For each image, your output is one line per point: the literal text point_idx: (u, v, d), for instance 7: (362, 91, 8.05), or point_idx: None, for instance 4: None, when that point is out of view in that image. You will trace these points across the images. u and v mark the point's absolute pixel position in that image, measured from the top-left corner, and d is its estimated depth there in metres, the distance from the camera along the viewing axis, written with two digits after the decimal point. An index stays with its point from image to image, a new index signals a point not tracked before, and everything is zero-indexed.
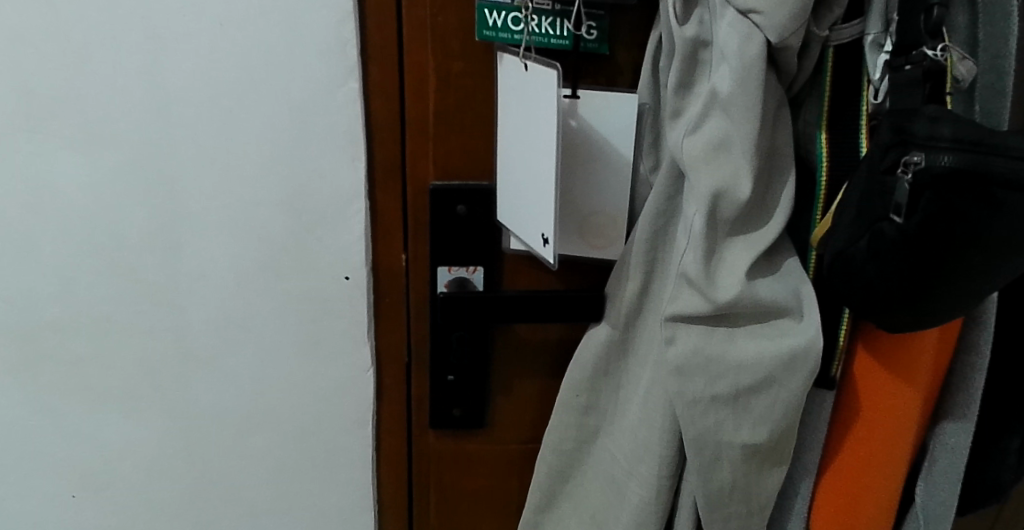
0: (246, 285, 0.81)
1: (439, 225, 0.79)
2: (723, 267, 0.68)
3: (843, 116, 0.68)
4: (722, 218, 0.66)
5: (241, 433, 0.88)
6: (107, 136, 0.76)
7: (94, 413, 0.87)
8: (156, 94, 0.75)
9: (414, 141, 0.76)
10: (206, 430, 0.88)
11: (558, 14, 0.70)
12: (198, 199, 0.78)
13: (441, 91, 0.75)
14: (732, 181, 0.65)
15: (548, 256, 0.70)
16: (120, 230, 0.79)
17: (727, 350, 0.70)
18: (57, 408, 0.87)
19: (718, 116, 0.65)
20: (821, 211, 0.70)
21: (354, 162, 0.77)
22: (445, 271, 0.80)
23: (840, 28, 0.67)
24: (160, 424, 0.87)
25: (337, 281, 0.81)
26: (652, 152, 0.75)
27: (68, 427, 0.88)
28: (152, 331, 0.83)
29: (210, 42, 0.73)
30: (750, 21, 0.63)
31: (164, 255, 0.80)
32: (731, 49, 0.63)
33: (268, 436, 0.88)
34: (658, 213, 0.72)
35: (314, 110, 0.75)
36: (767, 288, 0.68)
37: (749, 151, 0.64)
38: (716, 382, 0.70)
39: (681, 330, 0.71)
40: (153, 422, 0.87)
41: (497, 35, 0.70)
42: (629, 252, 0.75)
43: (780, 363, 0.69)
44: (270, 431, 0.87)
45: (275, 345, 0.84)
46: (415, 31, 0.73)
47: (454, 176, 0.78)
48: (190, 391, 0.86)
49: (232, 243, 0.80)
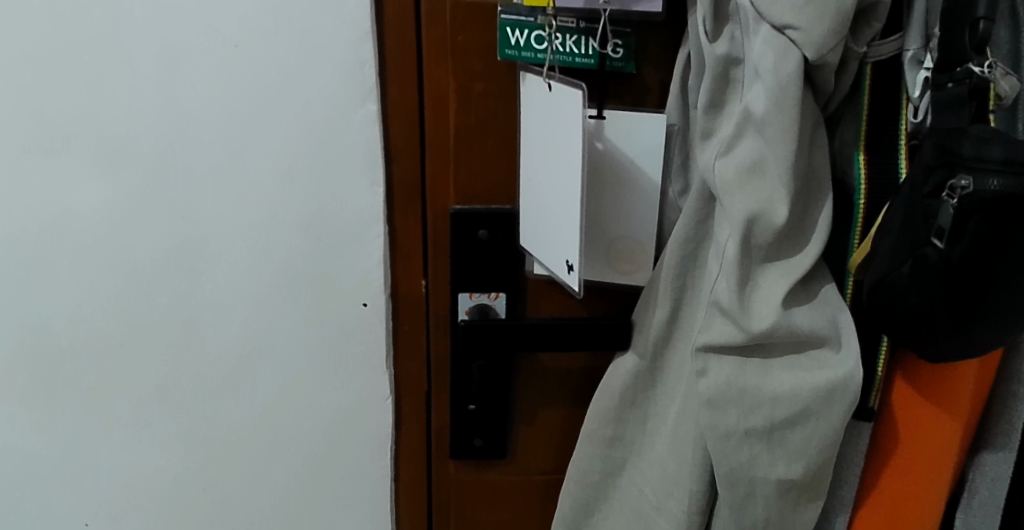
0: (263, 311, 0.79)
1: (460, 250, 0.76)
2: (758, 295, 0.65)
3: (882, 136, 0.65)
4: (757, 244, 0.63)
5: (258, 461, 0.85)
6: (121, 158, 0.74)
7: (107, 441, 0.85)
8: (171, 116, 0.73)
9: (433, 163, 0.74)
10: (224, 459, 0.85)
11: (582, 32, 0.67)
12: (214, 223, 0.76)
13: (461, 113, 0.72)
14: (768, 206, 0.61)
15: (573, 284, 0.67)
16: (134, 254, 0.77)
17: (762, 381, 0.67)
18: (72, 435, 0.85)
19: (752, 136, 0.61)
20: (859, 235, 0.67)
21: (373, 187, 0.74)
22: (467, 297, 0.77)
23: (878, 44, 0.64)
24: (178, 452, 0.85)
25: (355, 307, 0.79)
26: (681, 175, 0.71)
27: (84, 455, 0.86)
28: (169, 357, 0.81)
29: (224, 62, 0.71)
30: (787, 37, 0.59)
31: (182, 279, 0.78)
32: (765, 67, 0.60)
33: (285, 464, 0.85)
34: (688, 237, 0.70)
35: (330, 132, 0.73)
36: (805, 316, 0.64)
37: (785, 174, 0.60)
38: (750, 415, 0.67)
39: (713, 361, 0.68)
40: (167, 449, 0.85)
41: (519, 54, 0.68)
42: (657, 278, 0.72)
43: (817, 395, 0.65)
44: (287, 459, 0.85)
45: (292, 372, 0.81)
46: (435, 50, 0.70)
47: (476, 200, 0.75)
48: (206, 419, 0.84)
49: (249, 267, 0.77)
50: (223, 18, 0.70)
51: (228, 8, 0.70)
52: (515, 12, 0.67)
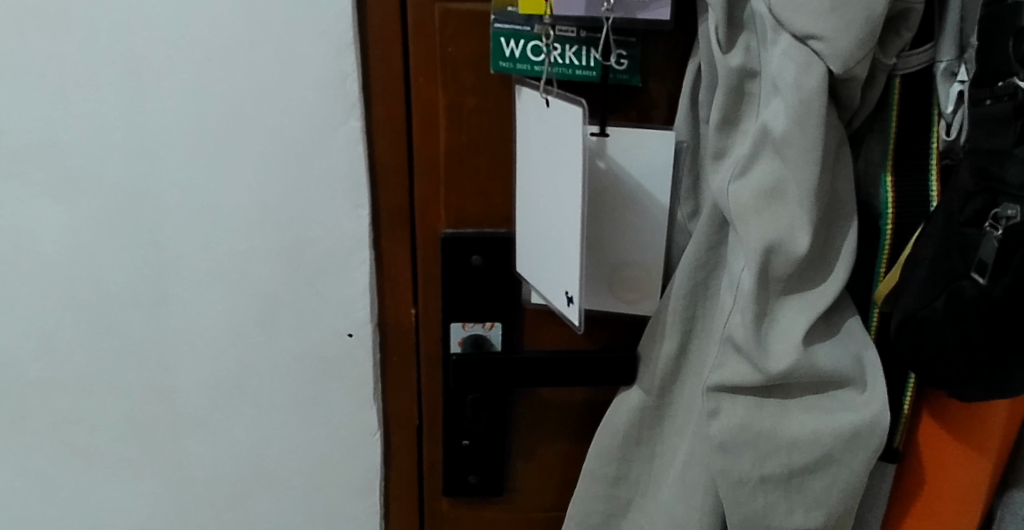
0: (241, 342, 0.74)
1: (452, 277, 0.70)
2: (777, 331, 0.59)
3: (910, 156, 0.59)
4: (775, 276, 0.57)
5: (239, 497, 0.80)
6: (87, 181, 0.69)
7: (80, 477, 0.80)
8: (140, 135, 0.67)
9: (422, 183, 0.68)
10: (205, 494, 0.80)
11: (583, 42, 0.62)
12: (188, 249, 0.71)
13: (453, 131, 0.66)
14: (788, 234, 0.55)
15: (573, 317, 0.62)
16: (103, 281, 0.72)
17: (779, 424, 0.61)
18: (43, 470, 0.80)
19: (770, 158, 0.55)
20: (886, 265, 0.61)
21: (357, 209, 0.69)
22: (459, 327, 0.72)
23: (908, 56, 0.57)
24: (155, 487, 0.80)
25: (340, 338, 0.73)
26: (691, 197, 0.66)
27: (57, 490, 0.81)
28: (144, 388, 0.76)
29: (195, 76, 0.65)
30: (809, 48, 0.52)
31: (157, 307, 0.73)
32: (785, 83, 0.53)
33: (269, 501, 0.80)
34: (698, 265, 0.64)
35: (311, 151, 0.67)
36: (827, 354, 0.59)
37: (807, 201, 0.54)
38: (766, 460, 0.61)
39: (726, 402, 0.61)
40: (143, 485, 0.80)
41: (514, 66, 0.63)
42: (664, 308, 0.67)
43: (840, 440, 0.60)
44: (270, 495, 0.80)
45: (273, 406, 0.76)
46: (424, 63, 0.65)
47: (469, 223, 0.69)
48: (184, 453, 0.79)
49: (226, 295, 0.72)
50: (193, 30, 0.64)
51: (198, 18, 0.64)
52: (511, 21, 0.62)
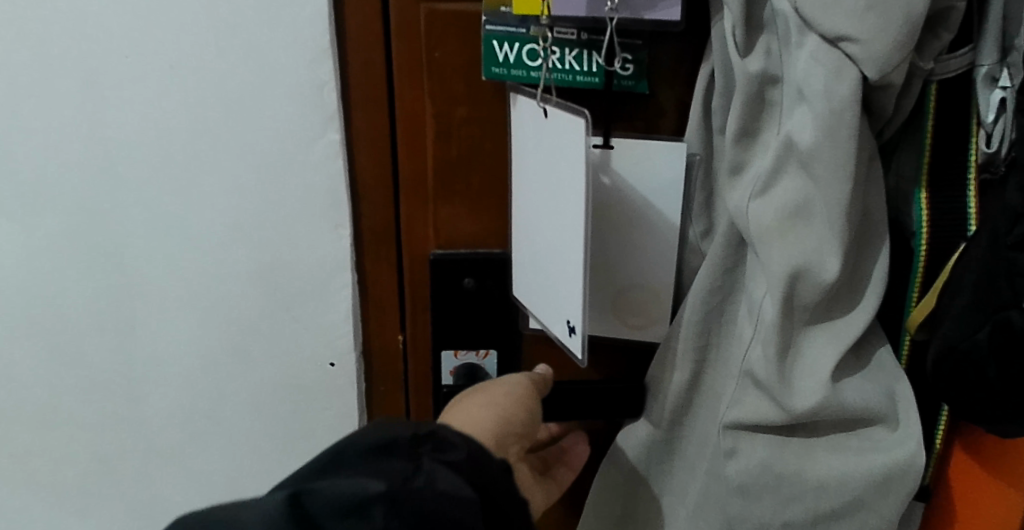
0: (215, 372, 0.68)
1: (442, 301, 0.64)
2: (802, 365, 0.53)
3: (945, 170, 0.54)
4: (801, 304, 0.51)
5: None
6: (43, 199, 0.63)
7: (47, 512, 0.75)
8: (97, 150, 0.61)
9: (409, 200, 0.62)
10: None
11: (584, 45, 0.57)
12: (156, 273, 0.65)
13: (441, 143, 0.61)
14: (816, 258, 0.49)
15: (577, 351, 0.56)
16: (63, 308, 0.67)
17: (803, 466, 0.55)
18: (8, 506, 0.75)
19: (795, 172, 0.50)
20: (919, 290, 0.56)
21: (338, 229, 0.63)
22: (452, 355, 0.66)
23: (946, 59, 0.52)
24: (127, 521, 0.75)
25: (321, 367, 0.67)
26: (704, 214, 0.60)
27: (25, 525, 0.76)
28: (111, 419, 0.70)
29: (159, 83, 0.59)
30: (841, 51, 0.47)
31: (122, 333, 0.67)
32: (813, 90, 0.47)
33: None
34: (713, 289, 0.58)
35: (286, 165, 0.61)
36: (856, 391, 0.53)
37: (836, 221, 0.48)
38: (789, 505, 0.55)
39: (745, 440, 0.56)
40: (116, 520, 0.75)
41: (508, 72, 0.57)
42: (675, 335, 0.61)
43: (871, 484, 0.54)
44: None
45: (250, 440, 0.70)
46: (409, 70, 0.59)
47: (461, 243, 0.63)
48: (156, 491, 0.73)
49: (197, 323, 0.66)
50: (153, 35, 0.58)
51: (158, 22, 0.58)
52: (504, 23, 0.56)
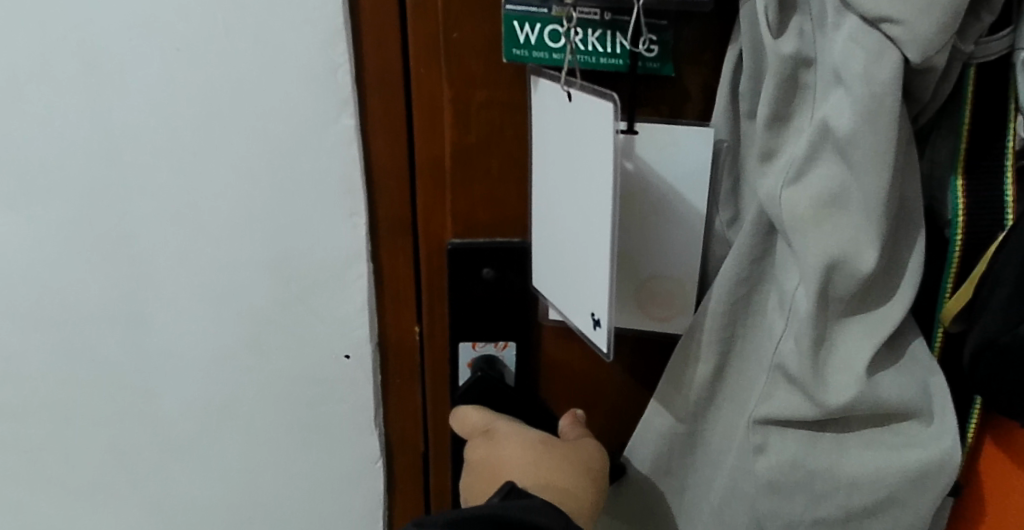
0: (231, 364, 0.67)
1: (459, 291, 0.63)
2: (835, 359, 0.51)
3: (984, 157, 0.51)
4: (836, 296, 0.49)
5: (235, 521, 0.74)
6: (55, 188, 0.61)
7: (63, 504, 0.74)
8: (109, 137, 0.60)
9: (425, 187, 0.61)
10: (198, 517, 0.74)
11: (608, 26, 0.54)
12: (170, 262, 0.63)
13: (459, 129, 0.59)
14: (853, 249, 0.47)
15: (602, 343, 0.54)
16: (78, 299, 0.65)
17: (836, 463, 0.53)
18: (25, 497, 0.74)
19: (831, 158, 0.48)
20: (954, 281, 0.53)
21: (350, 219, 0.61)
22: (469, 346, 0.65)
23: (986, 42, 0.49)
24: (142, 513, 0.74)
25: (336, 360, 0.66)
26: (730, 202, 0.58)
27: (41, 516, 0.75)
28: (125, 411, 0.69)
29: (170, 66, 0.58)
30: (883, 33, 0.44)
31: (136, 324, 0.66)
32: (852, 73, 0.45)
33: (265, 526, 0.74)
34: (740, 279, 0.56)
35: (299, 151, 0.59)
36: (892, 385, 0.50)
37: (874, 210, 0.46)
38: (821, 502, 0.53)
39: (774, 437, 0.54)
40: (131, 513, 0.74)
41: (530, 54, 0.55)
42: (698, 327, 0.58)
43: (906, 481, 0.52)
44: (266, 521, 0.74)
45: (267, 433, 0.69)
46: (425, 53, 0.57)
47: (478, 233, 0.62)
48: (172, 481, 0.72)
49: (211, 314, 0.65)
50: (165, 17, 0.56)
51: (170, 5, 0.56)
52: (524, 3, 0.54)
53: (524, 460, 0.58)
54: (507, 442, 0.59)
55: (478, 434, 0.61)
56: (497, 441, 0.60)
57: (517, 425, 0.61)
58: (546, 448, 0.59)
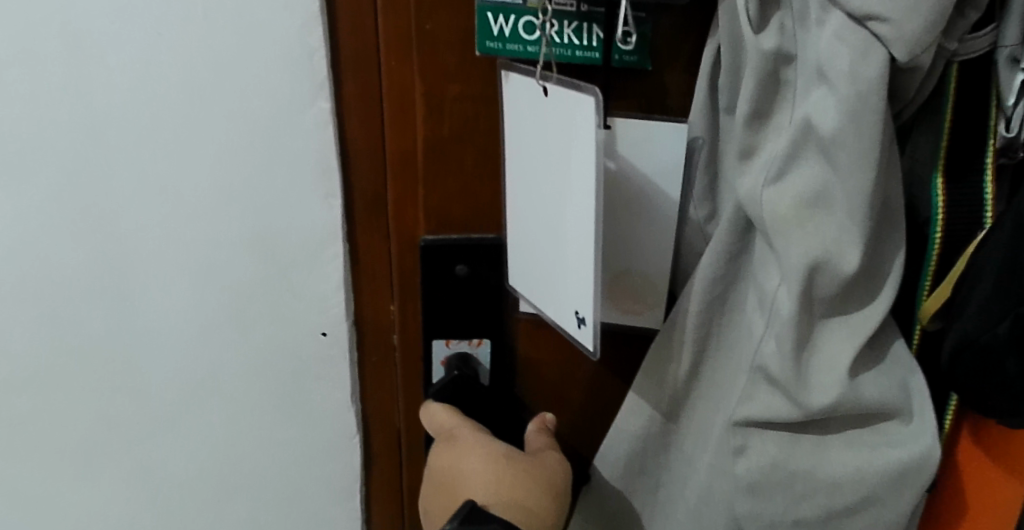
0: (203, 357, 0.65)
1: (433, 289, 0.62)
2: (817, 361, 0.51)
3: (964, 155, 0.51)
4: (819, 296, 0.48)
5: (202, 522, 0.71)
6: (27, 172, 0.59)
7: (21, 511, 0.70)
8: (82, 121, 0.57)
9: (397, 181, 0.59)
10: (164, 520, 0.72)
11: (583, 18, 0.53)
12: (141, 251, 0.61)
13: (431, 123, 0.57)
14: (835, 249, 0.47)
15: (587, 342, 0.52)
16: (50, 289, 0.62)
17: (817, 464, 0.53)
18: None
19: (813, 157, 0.47)
20: (931, 281, 0.53)
21: (327, 199, 0.60)
22: (443, 343, 0.64)
23: (970, 39, 0.49)
24: (104, 518, 0.71)
25: (313, 336, 0.64)
26: (708, 199, 0.57)
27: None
28: (87, 409, 0.66)
29: (133, 50, 0.56)
30: (869, 30, 0.44)
31: (97, 319, 0.63)
32: (837, 71, 0.44)
33: (233, 524, 0.72)
34: (717, 278, 0.55)
35: (279, 128, 0.57)
36: (872, 387, 0.50)
37: (857, 210, 0.46)
38: (801, 502, 0.53)
39: (755, 438, 0.53)
40: (95, 516, 0.71)
41: (504, 47, 0.54)
42: (674, 325, 0.58)
43: (886, 480, 0.52)
44: (235, 518, 0.72)
45: (240, 427, 0.67)
46: (397, 43, 0.55)
47: (452, 229, 0.60)
48: (139, 481, 0.69)
49: (183, 305, 0.63)
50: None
51: None
52: None
53: (485, 470, 0.57)
54: (469, 448, 0.58)
55: (443, 437, 0.60)
56: (459, 447, 0.58)
57: (481, 433, 0.59)
58: (508, 460, 0.57)
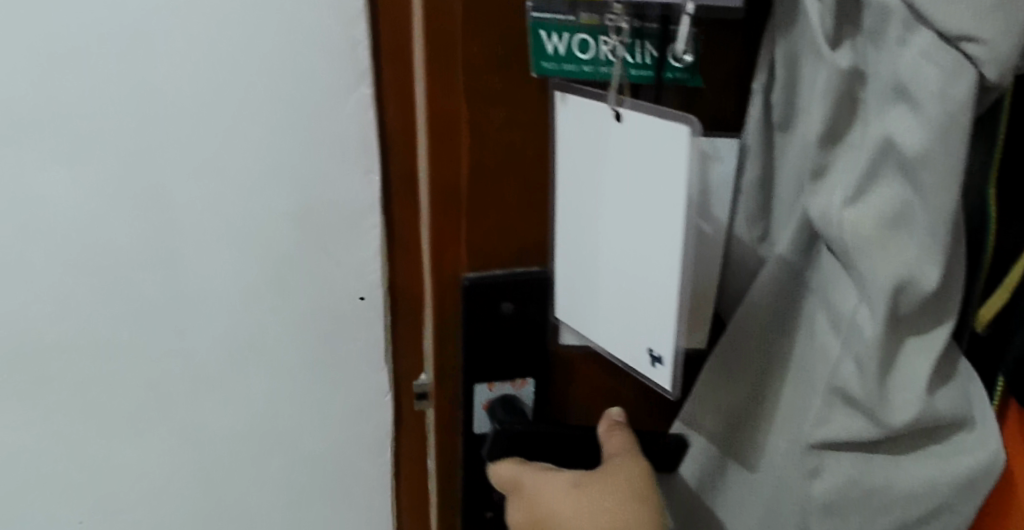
0: (250, 333, 0.65)
1: (476, 325, 0.60)
2: (895, 379, 0.50)
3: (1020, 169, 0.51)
4: (901, 315, 0.48)
5: (243, 495, 0.72)
6: (86, 153, 0.58)
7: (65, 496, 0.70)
8: (144, 102, 0.57)
9: (439, 209, 0.57)
10: (204, 504, 0.72)
11: (637, 34, 0.51)
12: (192, 225, 0.61)
13: (476, 152, 0.55)
14: (918, 268, 0.47)
15: (666, 384, 0.53)
16: (106, 267, 0.62)
17: (888, 478, 0.52)
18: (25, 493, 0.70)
19: (892, 176, 0.47)
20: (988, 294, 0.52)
21: (368, 174, 0.60)
22: (486, 388, 0.62)
23: None
24: (145, 500, 0.71)
25: (351, 299, 0.64)
26: (760, 217, 0.56)
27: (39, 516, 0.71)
28: (125, 403, 0.66)
29: (187, 49, 0.56)
30: (961, 51, 0.43)
31: (149, 302, 0.63)
32: (925, 92, 0.44)
33: (272, 498, 0.73)
34: (777, 291, 0.55)
35: (316, 100, 0.58)
36: (947, 402, 0.50)
37: (940, 228, 0.46)
38: (879, 515, 0.53)
39: (829, 458, 0.53)
40: (139, 496, 0.71)
41: (560, 67, 0.52)
42: (728, 347, 0.57)
43: (958, 488, 0.51)
44: (274, 492, 0.72)
45: (290, 403, 0.68)
46: (442, 68, 0.53)
47: (496, 263, 0.58)
48: (188, 459, 0.70)
49: (232, 276, 0.63)
50: None
51: None
52: (552, 10, 0.50)
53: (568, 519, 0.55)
54: (541, 495, 0.56)
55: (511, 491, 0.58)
56: (529, 499, 0.56)
57: (546, 472, 0.57)
58: (584, 494, 0.55)
